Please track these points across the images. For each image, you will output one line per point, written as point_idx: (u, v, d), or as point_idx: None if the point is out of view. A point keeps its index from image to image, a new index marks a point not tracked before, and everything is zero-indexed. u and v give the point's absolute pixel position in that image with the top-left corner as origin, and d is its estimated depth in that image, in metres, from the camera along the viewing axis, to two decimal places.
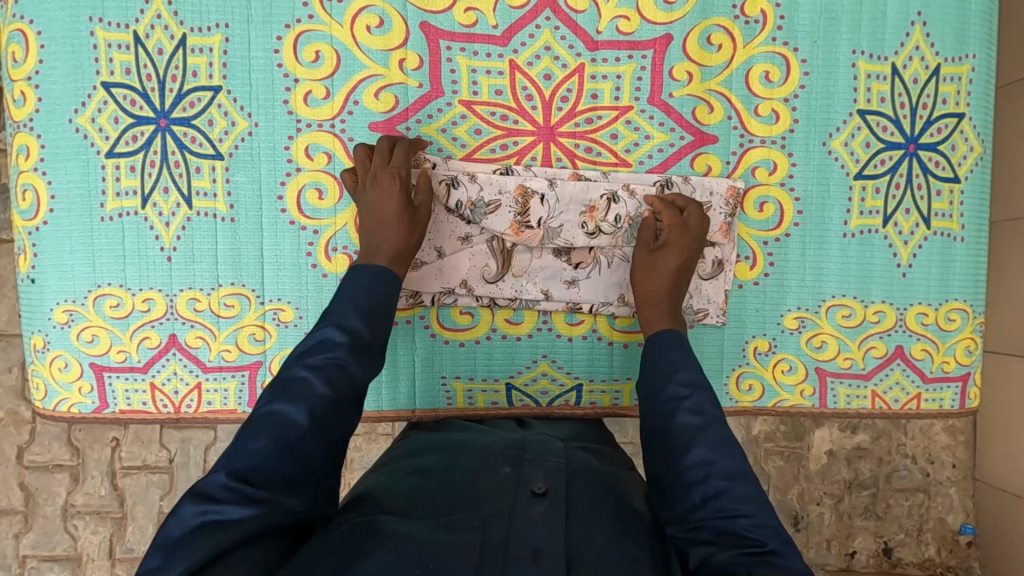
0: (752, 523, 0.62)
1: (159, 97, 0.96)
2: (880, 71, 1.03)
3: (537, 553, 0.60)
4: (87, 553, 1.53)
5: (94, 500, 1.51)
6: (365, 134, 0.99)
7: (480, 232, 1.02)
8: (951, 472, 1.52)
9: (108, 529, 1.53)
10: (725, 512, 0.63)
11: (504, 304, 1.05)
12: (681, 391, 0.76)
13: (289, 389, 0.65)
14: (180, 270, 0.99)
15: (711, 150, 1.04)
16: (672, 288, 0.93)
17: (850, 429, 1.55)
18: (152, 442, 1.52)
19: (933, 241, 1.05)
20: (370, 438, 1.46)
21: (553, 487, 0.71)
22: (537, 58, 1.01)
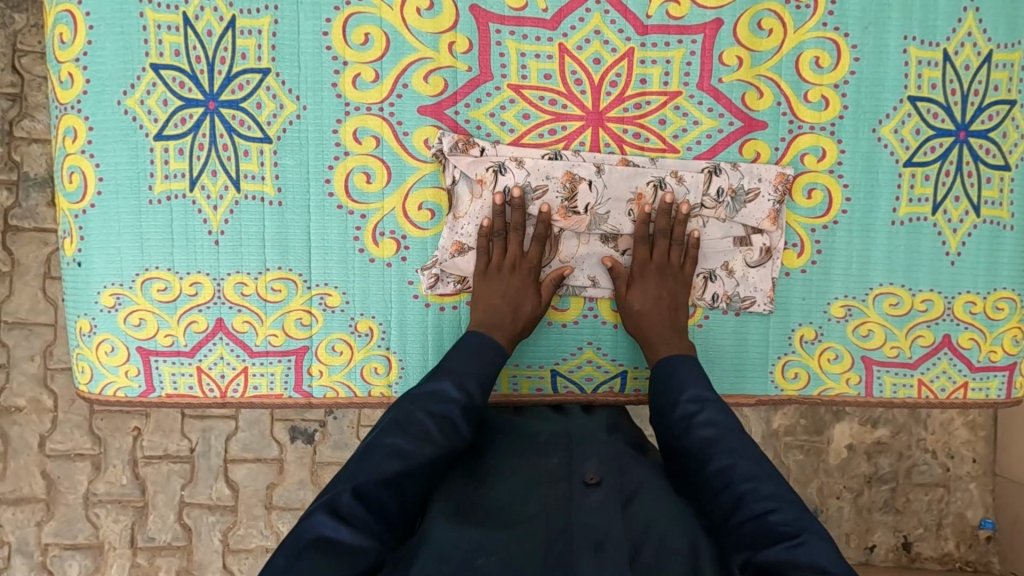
0: (782, 517, 0.68)
1: (208, 79, 0.96)
2: (932, 57, 1.02)
3: (599, 545, 0.64)
4: (108, 541, 1.53)
5: (116, 488, 1.52)
6: (414, 118, 0.99)
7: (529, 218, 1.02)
8: (971, 467, 1.54)
9: (129, 517, 1.53)
10: (757, 512, 0.69)
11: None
12: (690, 408, 0.81)
13: (406, 424, 0.76)
14: (228, 254, 0.98)
15: (759, 136, 1.03)
16: (666, 315, 0.98)
17: (871, 424, 1.54)
18: (173, 431, 1.52)
19: (982, 229, 1.04)
20: None
21: (605, 477, 0.74)
22: (586, 42, 1.00)
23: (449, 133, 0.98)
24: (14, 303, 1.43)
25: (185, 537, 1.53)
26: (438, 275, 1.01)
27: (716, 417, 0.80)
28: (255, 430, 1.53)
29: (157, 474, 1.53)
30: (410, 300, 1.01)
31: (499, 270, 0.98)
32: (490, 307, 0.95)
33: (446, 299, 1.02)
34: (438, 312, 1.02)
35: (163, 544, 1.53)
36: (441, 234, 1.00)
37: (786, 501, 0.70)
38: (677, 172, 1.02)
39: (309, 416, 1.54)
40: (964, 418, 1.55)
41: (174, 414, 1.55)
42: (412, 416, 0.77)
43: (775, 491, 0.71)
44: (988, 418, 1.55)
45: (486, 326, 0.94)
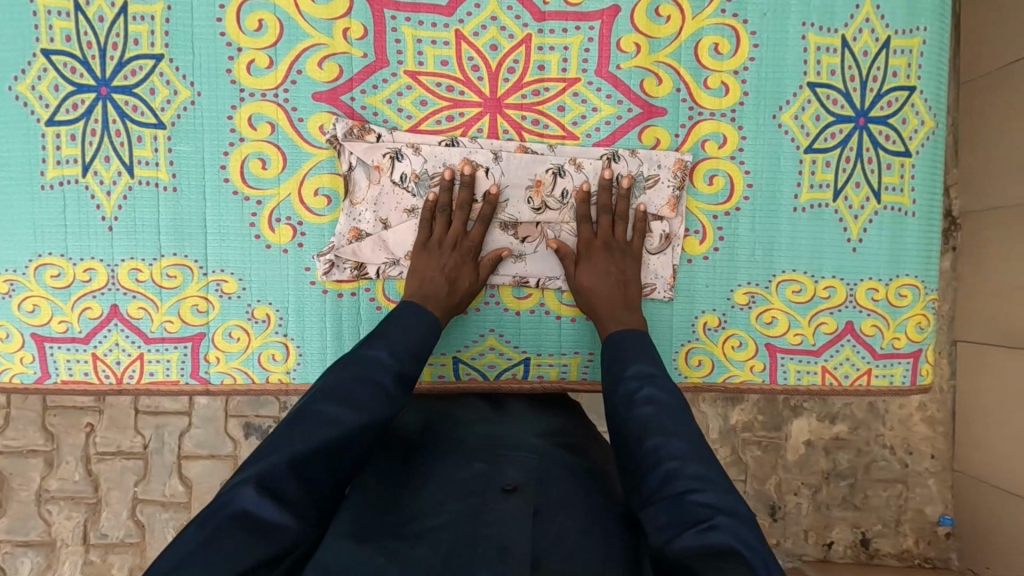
0: (704, 499, 0.62)
1: (100, 65, 0.96)
2: (830, 44, 1.02)
3: (503, 550, 0.59)
4: (61, 538, 1.53)
5: (68, 485, 1.51)
6: (308, 104, 0.99)
7: None
8: (930, 463, 1.48)
9: (82, 514, 1.52)
10: (681, 492, 0.63)
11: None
12: (633, 384, 0.78)
13: (338, 392, 0.71)
14: (122, 239, 0.98)
15: (659, 123, 1.03)
16: (615, 289, 0.96)
17: (828, 419, 1.49)
18: (127, 427, 1.52)
19: (883, 215, 1.04)
20: None
21: (523, 484, 0.69)
22: (482, 29, 1.00)
23: (343, 119, 0.98)
24: None
25: (138, 533, 1.53)
26: (334, 261, 1.00)
27: (657, 395, 0.76)
28: (209, 427, 1.53)
29: (110, 470, 1.52)
30: (307, 287, 1.01)
31: (440, 245, 0.97)
32: (424, 278, 0.93)
33: (344, 286, 1.02)
34: (336, 299, 1.02)
35: (116, 541, 1.53)
36: (338, 221, 1.00)
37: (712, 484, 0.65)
38: (577, 159, 1.02)
39: (265, 413, 1.54)
40: (922, 413, 1.49)
41: (128, 410, 1.54)
42: (342, 384, 0.72)
43: (702, 472, 0.66)
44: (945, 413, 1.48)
45: (417, 295, 0.92)
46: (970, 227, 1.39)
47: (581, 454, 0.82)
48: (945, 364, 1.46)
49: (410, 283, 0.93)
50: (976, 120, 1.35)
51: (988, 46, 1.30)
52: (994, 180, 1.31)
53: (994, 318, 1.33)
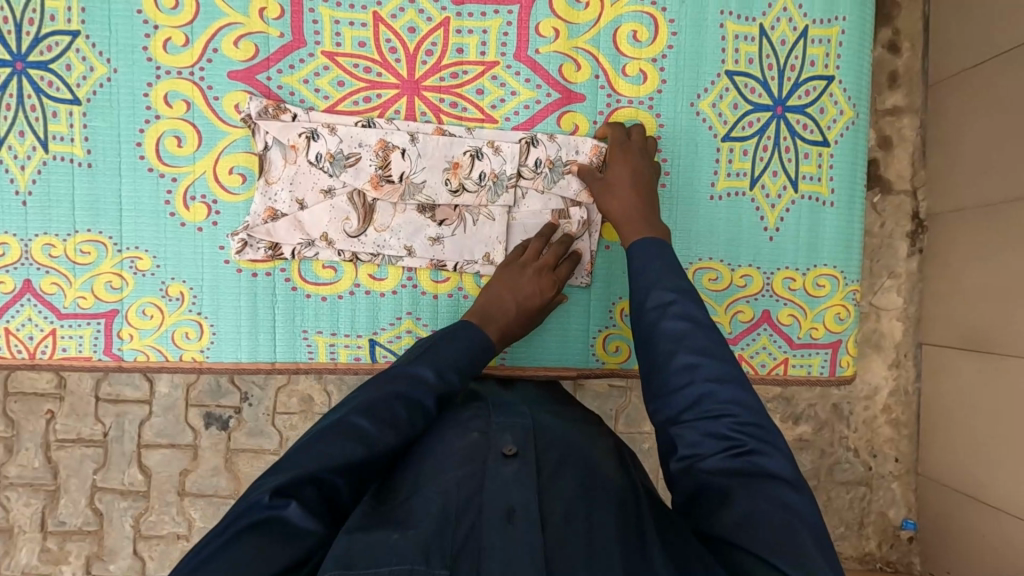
0: (736, 423, 0.65)
1: (16, 40, 0.97)
2: (748, 32, 1.02)
3: (511, 513, 0.61)
4: (19, 524, 1.50)
5: (27, 472, 1.49)
6: (223, 83, 0.99)
7: (343, 185, 1.01)
8: (894, 466, 1.43)
9: (41, 501, 1.50)
10: (710, 413, 0.67)
11: (367, 259, 1.03)
12: (666, 298, 0.78)
13: (372, 408, 0.72)
14: (36, 214, 0.99)
15: (577, 109, 1.03)
16: (628, 194, 0.95)
17: (793, 420, 1.41)
18: (87, 415, 1.49)
19: (801, 205, 1.04)
20: (306, 416, 1.52)
21: (522, 449, 0.71)
22: (400, 11, 1.01)
23: (258, 98, 0.99)
24: None
25: (97, 521, 1.50)
26: (247, 240, 1.00)
27: (689, 311, 0.76)
28: (170, 415, 1.51)
29: (69, 458, 1.50)
30: (221, 266, 1.01)
31: (524, 268, 0.98)
32: (496, 298, 0.94)
33: (259, 265, 1.02)
34: (250, 279, 1.02)
35: (74, 529, 1.50)
36: (252, 200, 1.00)
37: (749, 409, 0.66)
38: (495, 142, 1.02)
39: (226, 403, 1.52)
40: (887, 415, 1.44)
41: (89, 397, 1.52)
42: (383, 403, 0.73)
43: (737, 397, 0.67)
44: (911, 415, 1.43)
45: (488, 315, 0.92)
46: (939, 228, 1.36)
47: (563, 416, 0.84)
48: (909, 366, 1.42)
49: (483, 299, 0.95)
50: (943, 122, 1.33)
51: (954, 45, 1.29)
52: (964, 183, 1.28)
53: (958, 318, 1.29)
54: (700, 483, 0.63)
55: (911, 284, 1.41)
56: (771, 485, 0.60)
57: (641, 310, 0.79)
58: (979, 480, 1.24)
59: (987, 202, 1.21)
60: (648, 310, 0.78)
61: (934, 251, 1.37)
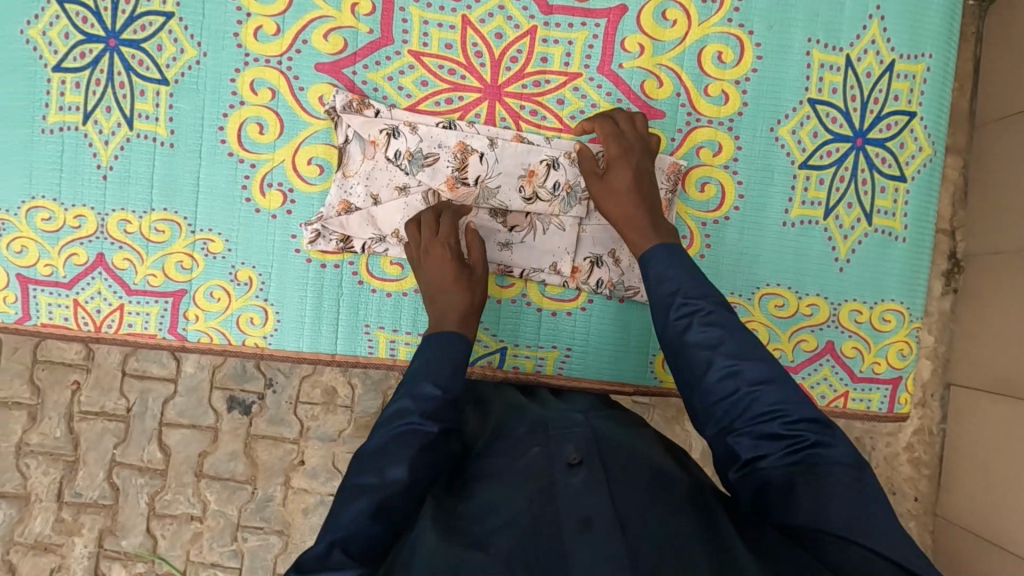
0: (790, 422, 0.66)
1: (111, 17, 0.98)
2: (834, 62, 1.02)
3: (588, 521, 0.62)
4: (35, 492, 1.46)
5: (48, 441, 1.45)
6: (310, 74, 1.00)
7: (418, 184, 1.02)
8: (912, 505, 1.40)
9: (58, 472, 1.46)
10: (763, 416, 0.67)
11: None
12: (692, 304, 0.76)
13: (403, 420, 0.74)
14: (114, 190, 1.00)
15: (656, 126, 1.04)
16: (627, 194, 0.90)
17: None
18: (111, 389, 1.46)
19: (873, 238, 1.04)
20: (327, 408, 1.48)
21: (587, 456, 0.70)
22: (489, 17, 1.01)
23: (344, 92, 0.99)
24: None
25: (111, 496, 1.45)
26: (321, 231, 1.01)
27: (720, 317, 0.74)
28: (193, 397, 1.47)
29: (90, 431, 1.46)
30: (291, 254, 1.02)
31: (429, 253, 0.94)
32: (435, 295, 0.91)
33: (329, 257, 1.03)
34: (319, 269, 1.03)
35: (89, 502, 1.45)
36: (328, 192, 1.01)
37: (798, 405, 0.67)
38: (573, 154, 1.02)
39: (250, 387, 1.50)
40: (909, 453, 1.42)
41: (114, 372, 1.50)
42: (401, 415, 0.74)
43: (783, 397, 0.68)
44: (933, 455, 1.41)
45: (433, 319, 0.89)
46: (974, 269, 1.36)
47: (616, 421, 0.84)
48: (935, 407, 1.41)
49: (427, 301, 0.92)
50: (987, 163, 1.32)
51: (1003, 88, 1.28)
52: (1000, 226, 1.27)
53: (992, 361, 1.27)
54: (767, 488, 0.64)
55: (942, 324, 1.40)
56: (834, 474, 0.61)
57: (666, 319, 0.77)
58: (1003, 526, 1.21)
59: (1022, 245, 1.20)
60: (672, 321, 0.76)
61: (969, 293, 1.36)
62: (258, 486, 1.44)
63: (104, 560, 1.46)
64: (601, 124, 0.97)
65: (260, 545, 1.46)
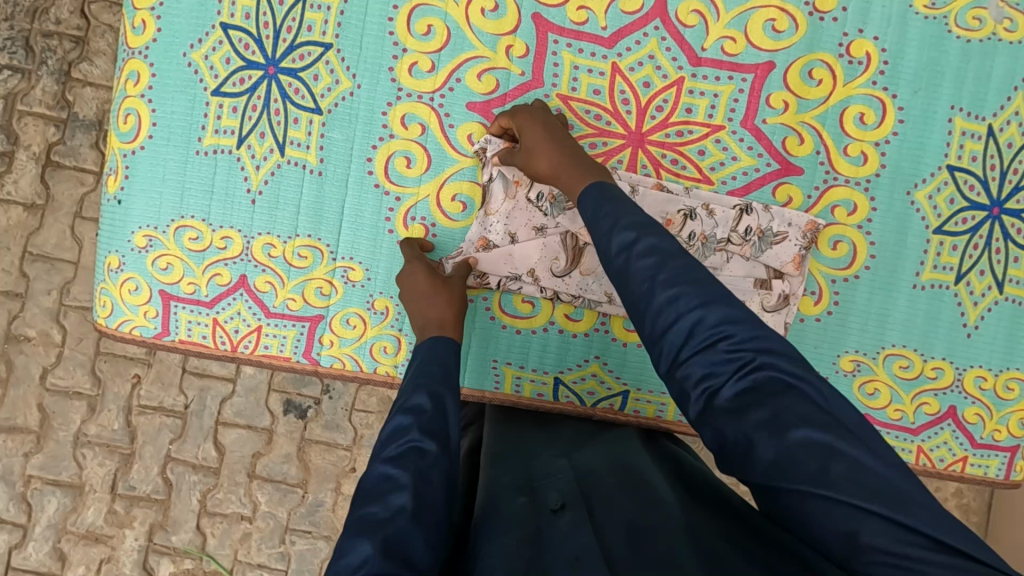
0: (734, 344, 0.65)
1: (272, 46, 1.00)
2: (976, 130, 1.03)
3: (575, 561, 0.64)
4: (90, 483, 1.51)
5: (106, 433, 1.51)
6: (461, 112, 1.01)
7: (555, 226, 1.02)
8: None
9: (114, 463, 1.52)
10: (708, 342, 0.66)
11: (567, 300, 1.05)
12: (627, 237, 0.77)
13: (398, 436, 0.73)
14: (262, 214, 1.01)
15: (794, 181, 1.05)
16: (545, 148, 0.92)
17: None
18: (171, 386, 1.52)
19: (1003, 306, 1.04)
20: (382, 417, 1.54)
21: (568, 500, 0.74)
22: (639, 65, 1.03)
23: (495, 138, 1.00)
24: (41, 237, 1.46)
25: (165, 491, 1.52)
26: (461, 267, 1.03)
27: (658, 245, 0.75)
28: (251, 397, 1.53)
29: (148, 425, 1.52)
30: None
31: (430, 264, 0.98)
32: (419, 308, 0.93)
33: None
34: None
35: (143, 495, 1.52)
36: (470, 228, 1.03)
37: (740, 323, 0.66)
38: (710, 206, 1.03)
39: (307, 392, 1.54)
40: None
41: (175, 367, 1.55)
42: (399, 432, 0.73)
43: (751, 332, 0.66)
44: None
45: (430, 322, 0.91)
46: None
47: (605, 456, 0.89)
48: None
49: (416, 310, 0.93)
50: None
51: None
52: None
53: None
54: (722, 426, 0.63)
55: None
56: (795, 403, 0.60)
57: (616, 264, 0.77)
58: None
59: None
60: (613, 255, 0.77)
61: None
62: (310, 491, 1.51)
63: (153, 553, 1.52)
64: (502, 109, 0.98)
65: (309, 548, 1.52)
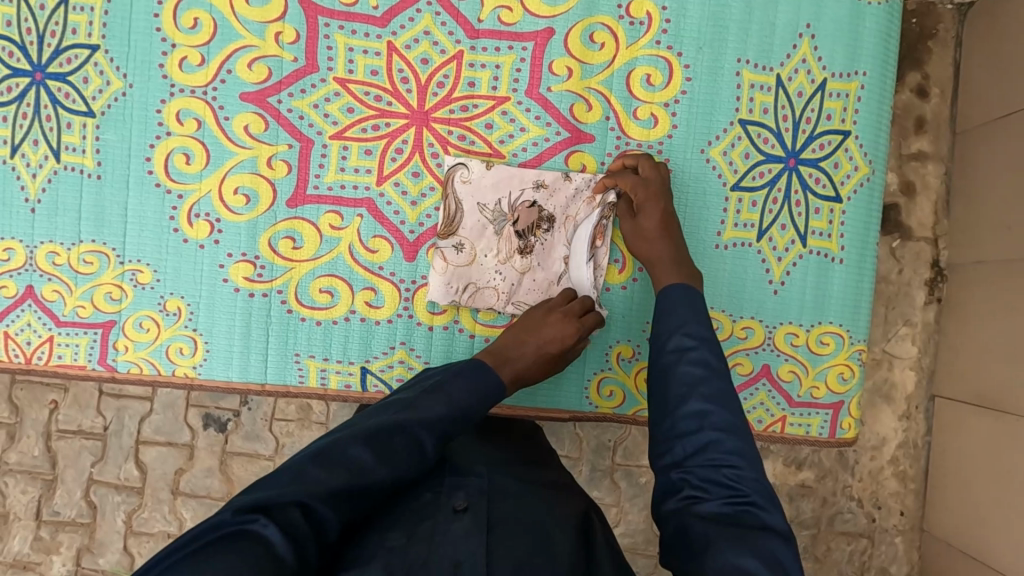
0: (738, 474, 0.67)
1: (37, 51, 0.98)
2: (765, 82, 1.00)
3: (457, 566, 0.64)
4: (13, 511, 1.38)
5: (26, 460, 1.36)
6: (235, 104, 1.00)
7: (494, 224, 1.03)
8: (898, 520, 1.37)
9: (36, 490, 1.38)
10: (712, 462, 0.68)
11: (439, 295, 1.03)
12: (685, 343, 0.77)
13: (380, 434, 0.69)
14: (42, 222, 1.00)
15: (586, 149, 1.02)
16: (659, 241, 0.94)
17: (795, 465, 1.37)
18: (88, 406, 1.37)
19: (809, 260, 1.01)
20: (303, 424, 1.37)
21: (474, 503, 0.72)
22: (415, 43, 1.01)
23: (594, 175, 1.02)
24: None
25: (90, 514, 1.38)
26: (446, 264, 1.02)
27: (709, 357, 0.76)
28: (169, 414, 1.37)
29: (69, 448, 1.37)
30: (219, 283, 1.02)
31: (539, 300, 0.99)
32: (518, 342, 0.93)
33: (256, 286, 1.02)
34: (247, 298, 1.02)
35: (66, 520, 1.38)
36: (256, 220, 1.01)
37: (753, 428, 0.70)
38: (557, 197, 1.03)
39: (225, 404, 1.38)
40: (894, 467, 1.38)
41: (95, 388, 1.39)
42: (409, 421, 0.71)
43: (740, 448, 0.69)
44: (919, 469, 1.38)
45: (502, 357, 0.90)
46: (958, 278, 1.32)
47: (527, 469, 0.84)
48: (920, 419, 1.37)
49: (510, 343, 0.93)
50: (970, 172, 1.29)
51: (979, 99, 1.27)
52: (984, 236, 1.24)
53: (971, 374, 1.25)
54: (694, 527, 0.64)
55: (926, 335, 1.36)
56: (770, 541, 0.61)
57: (658, 353, 0.79)
58: (985, 542, 1.19)
59: (1006, 256, 1.18)
60: (665, 352, 0.78)
61: (953, 302, 1.33)
62: None
63: None
64: (625, 179, 0.98)
65: None
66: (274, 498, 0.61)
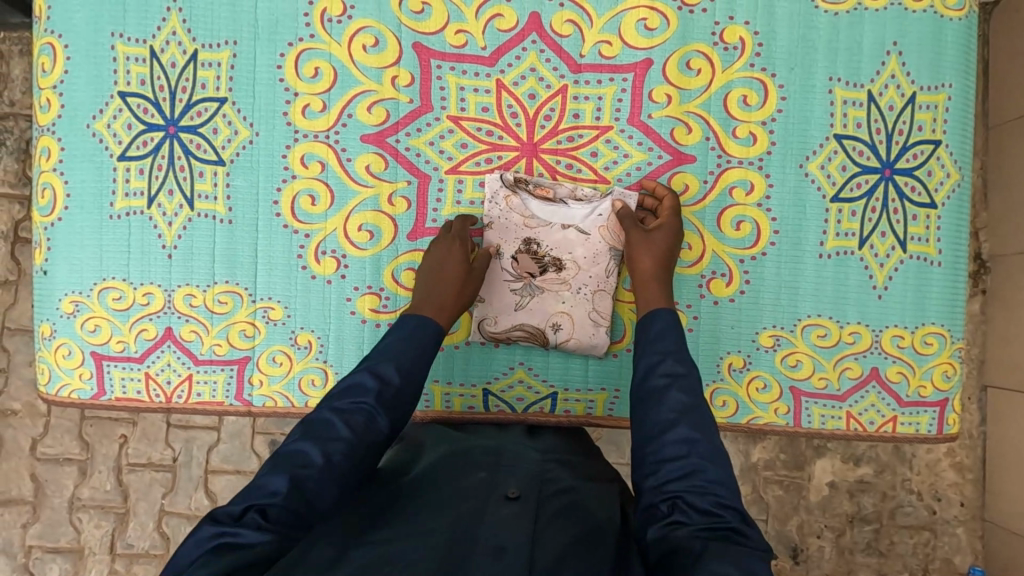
0: (720, 502, 0.66)
1: (170, 107, 1.04)
2: (857, 98, 1.06)
3: (501, 552, 0.62)
4: (88, 546, 1.42)
5: (99, 494, 1.41)
6: (356, 145, 1.06)
7: (523, 280, 1.06)
8: (959, 511, 1.39)
9: (111, 524, 1.42)
10: (697, 489, 0.67)
11: (562, 339, 1.06)
12: None
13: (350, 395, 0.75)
14: (179, 267, 1.05)
15: (688, 170, 1.08)
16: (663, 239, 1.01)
17: (853, 461, 1.40)
18: (157, 440, 1.41)
19: (909, 264, 1.06)
20: None
21: (526, 492, 0.72)
22: (522, 79, 1.06)
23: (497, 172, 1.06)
24: (20, 312, 1.38)
25: (163, 546, 1.41)
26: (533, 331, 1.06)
27: None
28: (236, 443, 1.40)
29: (140, 482, 1.41)
30: (347, 316, 1.07)
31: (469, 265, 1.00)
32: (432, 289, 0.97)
33: (381, 316, 1.07)
34: (373, 329, 1.07)
35: (141, 552, 1.42)
36: (380, 255, 1.06)
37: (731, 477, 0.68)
38: (534, 214, 1.06)
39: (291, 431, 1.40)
40: (951, 458, 1.40)
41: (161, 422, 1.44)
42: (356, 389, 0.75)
43: (722, 478, 0.68)
44: (975, 460, 1.40)
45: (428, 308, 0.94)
46: (1002, 268, 1.34)
47: (575, 466, 0.85)
48: (974, 409, 1.39)
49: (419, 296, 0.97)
50: (1008, 165, 1.31)
51: (1017, 84, 1.28)
52: None
53: None
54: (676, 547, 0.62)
55: (973, 326, 1.39)
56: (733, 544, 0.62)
57: (648, 376, 0.79)
58: None
59: None
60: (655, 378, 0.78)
61: (999, 293, 1.35)
62: None
63: None
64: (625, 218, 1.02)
65: None
66: (230, 513, 0.62)
